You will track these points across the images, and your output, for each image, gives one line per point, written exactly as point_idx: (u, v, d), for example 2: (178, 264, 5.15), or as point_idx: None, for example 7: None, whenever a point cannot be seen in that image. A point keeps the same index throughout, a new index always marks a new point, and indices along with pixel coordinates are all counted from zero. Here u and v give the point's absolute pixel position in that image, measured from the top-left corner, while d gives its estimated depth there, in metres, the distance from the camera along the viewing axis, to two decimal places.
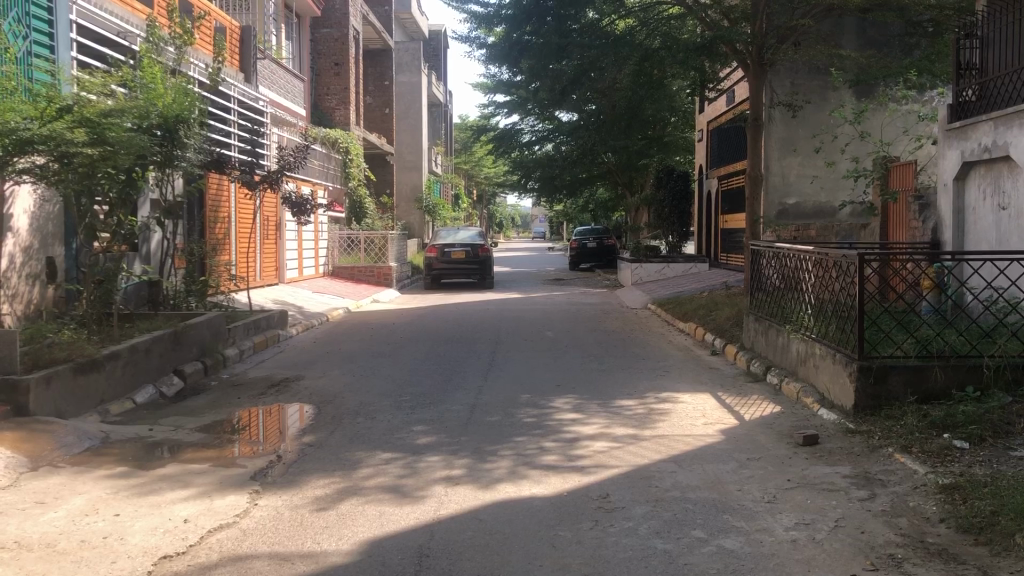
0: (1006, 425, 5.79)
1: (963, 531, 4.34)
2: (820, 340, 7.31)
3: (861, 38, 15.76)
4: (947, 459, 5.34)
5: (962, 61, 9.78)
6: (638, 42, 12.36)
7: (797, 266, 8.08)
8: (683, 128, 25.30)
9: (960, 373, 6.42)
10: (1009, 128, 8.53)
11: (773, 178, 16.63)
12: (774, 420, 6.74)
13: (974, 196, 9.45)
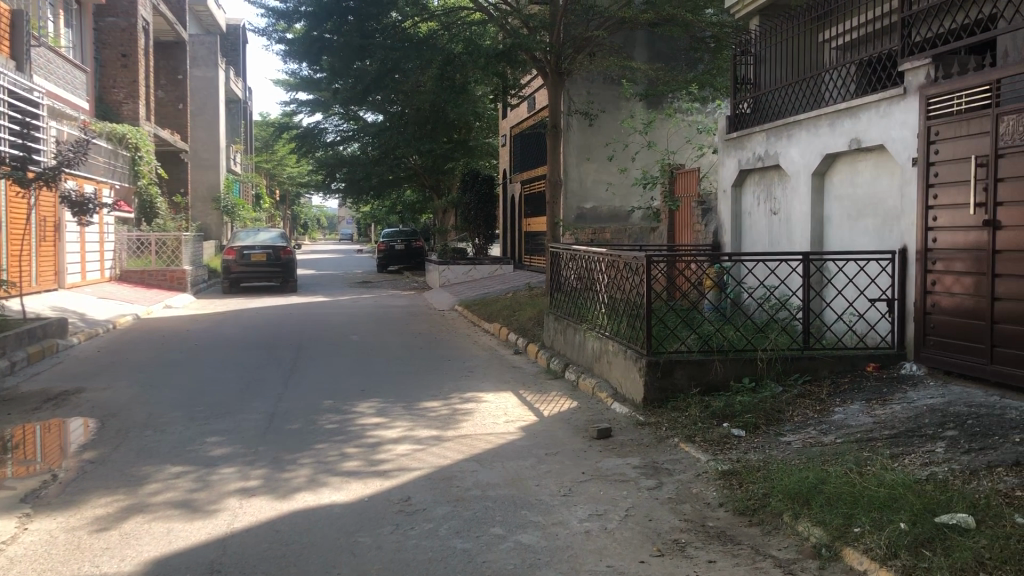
0: (778, 413, 6.27)
1: (739, 513, 4.67)
2: (613, 337, 7.66)
3: (651, 50, 16.60)
4: (726, 446, 5.72)
5: (739, 76, 10.44)
6: (440, 45, 12.47)
7: (592, 267, 8.40)
8: (487, 132, 25.76)
9: (737, 365, 6.90)
10: (779, 140, 9.27)
11: (572, 183, 17.25)
12: (571, 415, 6.98)
13: (750, 201, 10.21)
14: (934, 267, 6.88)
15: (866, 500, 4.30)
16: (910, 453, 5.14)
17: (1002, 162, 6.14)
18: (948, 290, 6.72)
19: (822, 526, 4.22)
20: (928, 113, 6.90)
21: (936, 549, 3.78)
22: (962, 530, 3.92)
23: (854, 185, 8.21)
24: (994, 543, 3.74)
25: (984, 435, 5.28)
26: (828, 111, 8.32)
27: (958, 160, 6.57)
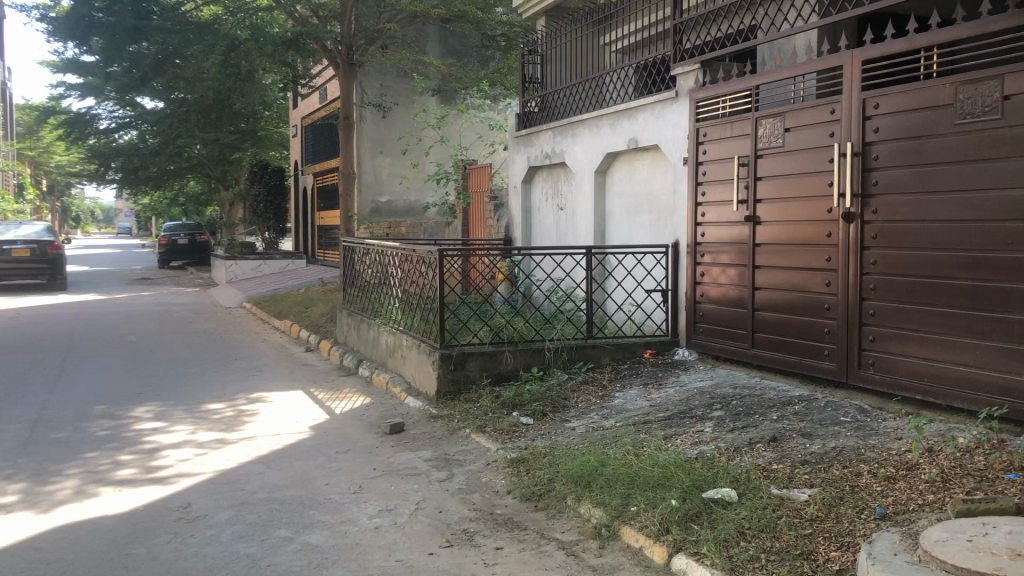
0: (564, 400, 6.51)
1: (525, 499, 4.80)
2: (406, 332, 7.66)
3: (443, 46, 16.72)
4: (515, 435, 5.86)
5: (527, 75, 10.71)
6: (223, 31, 11.93)
7: (384, 262, 8.36)
8: (277, 123, 24.98)
9: (526, 356, 7.10)
10: (565, 138, 9.61)
11: (365, 177, 17.06)
12: (363, 411, 6.91)
13: (539, 197, 10.53)
14: (703, 260, 7.38)
15: (641, 480, 4.56)
16: (682, 433, 5.50)
17: (761, 162, 6.68)
18: (715, 280, 7.23)
19: (602, 507, 4.42)
20: (697, 116, 7.38)
21: (703, 522, 4.06)
22: (725, 503, 4.24)
23: (632, 182, 8.65)
24: (753, 513, 4.07)
25: (746, 413, 5.74)
26: (609, 112, 8.70)
27: (723, 160, 7.08)
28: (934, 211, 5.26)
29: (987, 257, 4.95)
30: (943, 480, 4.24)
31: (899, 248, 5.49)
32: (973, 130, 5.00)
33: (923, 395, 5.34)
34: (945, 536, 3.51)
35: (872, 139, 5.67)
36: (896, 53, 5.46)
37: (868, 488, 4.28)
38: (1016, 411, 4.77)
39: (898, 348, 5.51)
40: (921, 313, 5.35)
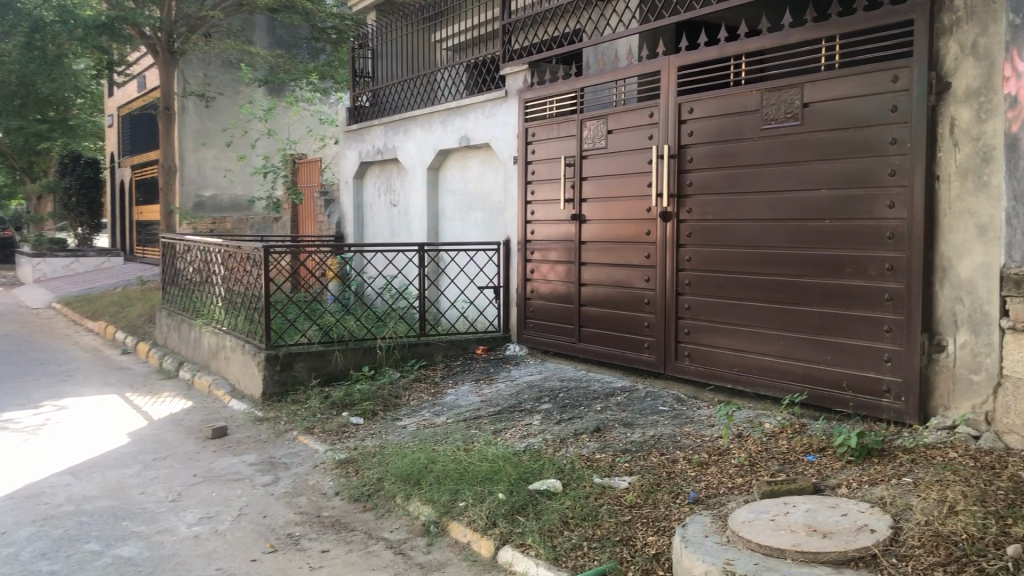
0: (395, 399, 6.48)
1: (353, 500, 4.74)
2: (230, 332, 7.40)
3: (271, 36, 16.24)
4: (344, 435, 5.77)
5: (358, 69, 10.57)
6: (27, 11, 11.12)
7: (207, 259, 8.04)
8: (91, 112, 23.51)
9: (356, 354, 7.01)
10: (396, 134, 9.56)
11: (189, 170, 16.33)
12: (184, 416, 6.61)
13: (371, 192, 10.44)
14: (532, 257, 7.52)
15: (470, 475, 4.60)
16: (510, 427, 5.59)
17: (585, 162, 6.87)
18: (544, 277, 7.39)
19: (431, 504, 4.43)
20: (525, 115, 7.51)
21: (528, 514, 4.14)
22: (550, 494, 4.34)
23: (464, 180, 8.72)
24: (577, 503, 4.19)
25: (573, 406, 5.90)
26: (440, 109, 8.72)
27: (551, 159, 7.24)
28: (742, 211, 5.58)
29: (789, 254, 5.31)
30: (750, 463, 4.52)
31: (712, 245, 5.80)
32: (776, 135, 5.34)
33: (734, 384, 5.67)
34: (751, 516, 3.74)
35: (687, 142, 5.95)
36: (709, 60, 5.75)
37: (683, 474, 4.50)
38: (815, 396, 5.16)
39: (711, 339, 5.82)
40: (732, 306, 5.67)
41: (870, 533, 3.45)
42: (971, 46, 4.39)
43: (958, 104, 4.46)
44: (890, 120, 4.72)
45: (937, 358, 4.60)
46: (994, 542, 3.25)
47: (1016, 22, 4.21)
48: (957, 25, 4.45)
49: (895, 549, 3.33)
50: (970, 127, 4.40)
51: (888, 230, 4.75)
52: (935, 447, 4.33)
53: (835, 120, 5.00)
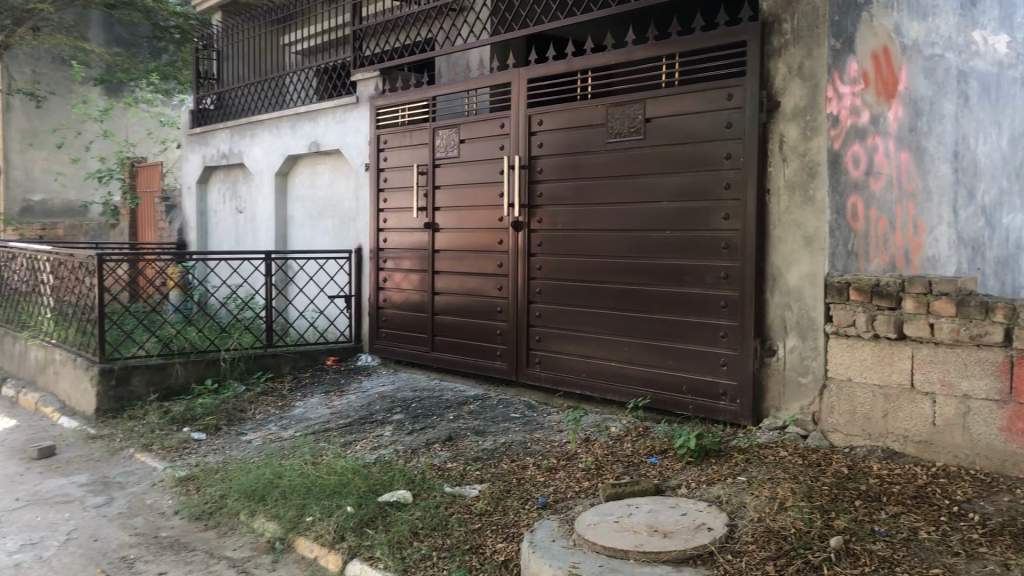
0: (240, 413, 6.26)
1: (194, 519, 4.55)
2: (61, 345, 6.96)
3: (108, 33, 15.43)
4: (185, 452, 5.53)
5: (202, 71, 10.20)
6: None
7: (35, 268, 7.54)
8: None
9: (199, 367, 6.74)
10: (242, 138, 9.28)
11: (14, 172, 15.26)
12: (7, 435, 6.16)
13: (215, 198, 10.09)
14: (385, 265, 7.45)
15: (318, 489, 4.50)
16: (360, 439, 5.51)
17: (437, 171, 6.88)
18: (397, 286, 7.33)
19: (276, 520, 4.30)
20: (377, 122, 7.45)
21: (377, 526, 4.08)
22: (400, 506, 4.30)
23: (313, 187, 8.56)
24: (426, 513, 4.17)
25: (424, 415, 5.87)
26: (288, 114, 8.53)
27: (403, 167, 7.20)
28: (589, 221, 5.72)
29: (633, 263, 5.47)
30: (597, 467, 4.62)
31: (561, 254, 5.91)
32: (621, 148, 5.51)
33: (582, 390, 5.79)
34: (596, 519, 3.82)
35: (537, 153, 6.05)
36: (557, 73, 5.87)
37: (532, 480, 4.56)
38: (658, 400, 5.34)
39: (560, 346, 5.93)
40: (580, 314, 5.80)
41: (707, 531, 3.59)
42: (798, 68, 4.68)
43: (787, 122, 4.73)
44: (726, 136, 4.95)
45: (769, 362, 4.86)
46: (818, 534, 3.46)
47: (837, 47, 4.58)
48: (786, 47, 4.73)
49: (730, 546, 3.48)
50: (798, 144, 4.69)
51: (724, 240, 4.98)
52: (767, 446, 4.57)
53: (675, 135, 5.20)
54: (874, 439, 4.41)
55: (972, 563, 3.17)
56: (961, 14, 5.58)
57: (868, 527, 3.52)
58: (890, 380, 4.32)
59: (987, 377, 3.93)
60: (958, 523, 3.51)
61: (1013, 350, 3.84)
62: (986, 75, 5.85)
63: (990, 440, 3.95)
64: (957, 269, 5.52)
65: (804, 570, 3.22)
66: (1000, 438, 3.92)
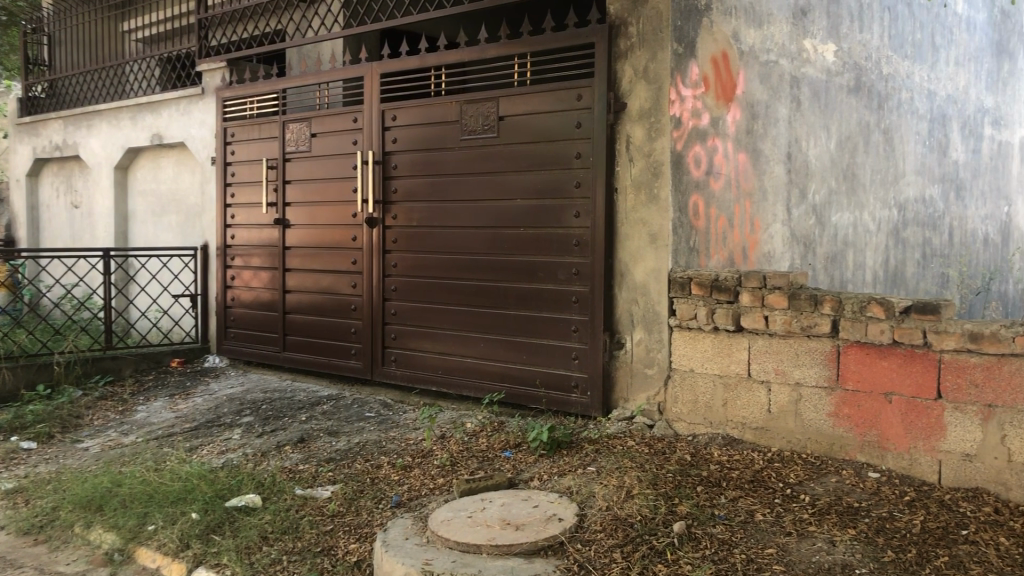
0: (75, 419, 5.92)
1: (23, 533, 4.26)
2: None
3: None
4: (13, 462, 5.18)
5: (31, 56, 9.56)
6: None
7: None
8: None
9: (29, 372, 6.32)
10: (77, 129, 8.77)
11: None
12: None
13: (48, 193, 9.52)
14: (233, 263, 7.21)
15: (160, 496, 4.31)
16: (207, 443, 5.31)
17: (288, 166, 6.71)
18: (246, 284, 7.11)
19: (114, 531, 4.09)
20: (223, 115, 7.19)
21: (224, 532, 3.94)
22: (248, 510, 4.17)
23: (156, 181, 8.22)
24: (276, 517, 4.07)
25: (275, 417, 5.72)
26: (127, 104, 8.12)
27: (252, 162, 6.99)
28: (444, 218, 5.72)
29: (487, 259, 5.52)
30: (451, 463, 4.63)
31: (416, 251, 5.89)
32: (474, 146, 5.54)
33: (437, 386, 5.79)
34: (450, 515, 3.83)
35: (391, 149, 6.00)
36: (410, 69, 5.83)
37: (386, 479, 4.52)
38: (512, 395, 5.40)
39: (415, 344, 5.91)
40: (436, 311, 5.79)
41: (558, 522, 3.66)
42: (642, 70, 4.83)
43: (633, 123, 4.88)
44: (575, 135, 5.05)
45: (618, 354, 5.00)
46: (663, 521, 3.59)
47: (678, 51, 4.79)
48: (631, 50, 4.88)
49: (580, 535, 3.56)
50: (643, 145, 4.84)
51: (575, 238, 5.09)
52: (616, 437, 4.70)
53: (527, 133, 5.27)
54: (715, 427, 4.61)
55: (803, 541, 3.37)
56: (794, 23, 5.91)
57: (709, 511, 3.68)
58: (729, 370, 4.53)
59: (816, 366, 4.18)
60: (791, 504, 3.72)
61: (840, 340, 4.09)
62: (817, 81, 6.23)
63: (819, 425, 4.21)
64: (791, 264, 6.00)
65: (650, 555, 3.34)
66: (828, 423, 4.17)
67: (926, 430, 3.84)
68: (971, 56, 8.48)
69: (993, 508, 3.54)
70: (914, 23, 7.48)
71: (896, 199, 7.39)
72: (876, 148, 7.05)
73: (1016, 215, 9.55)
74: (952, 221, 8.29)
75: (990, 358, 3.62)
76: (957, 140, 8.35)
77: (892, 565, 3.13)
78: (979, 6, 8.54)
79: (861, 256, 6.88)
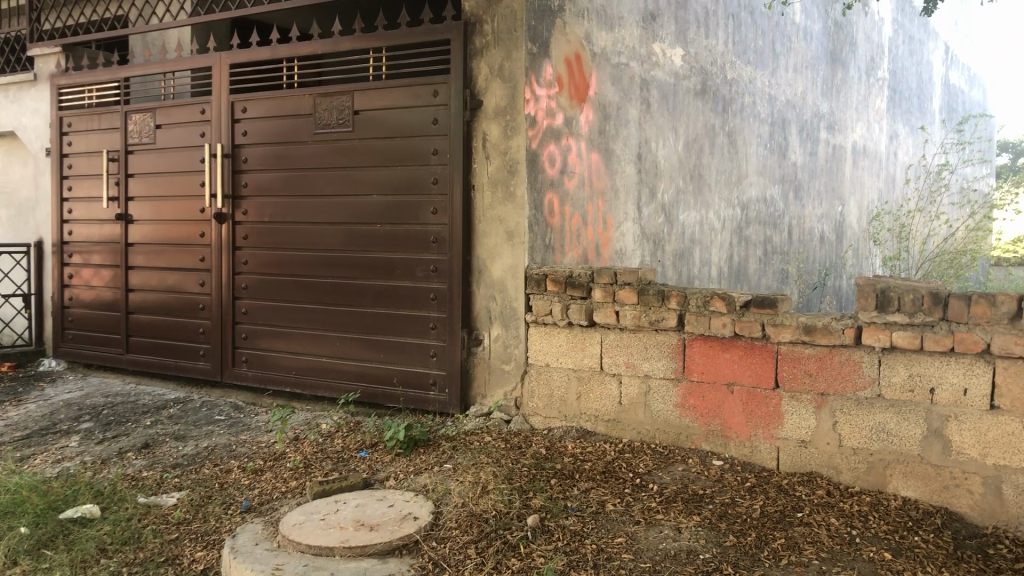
0: None
1: None
2: None
3: None
4: None
5: None
6: None
7: None
8: None
9: None
10: None
11: None
12: None
13: None
14: (71, 260, 6.80)
15: None
16: (40, 452, 4.99)
17: (130, 159, 6.39)
18: (86, 282, 6.73)
19: None
20: (58, 103, 6.78)
21: (58, 547, 3.72)
22: (85, 522, 3.94)
23: None
24: (116, 527, 3.87)
25: (117, 423, 5.44)
26: None
27: (91, 153, 6.62)
28: (298, 214, 5.58)
29: (343, 256, 5.42)
30: (305, 465, 4.53)
31: (268, 248, 5.72)
32: (329, 141, 5.43)
33: (292, 387, 5.65)
34: (302, 518, 3.74)
35: (241, 142, 5.80)
36: (261, 60, 5.66)
37: (236, 484, 4.37)
38: (369, 394, 5.34)
39: (268, 343, 5.74)
40: (289, 310, 5.65)
41: (413, 521, 3.64)
42: (497, 69, 4.86)
43: (489, 121, 4.90)
44: (432, 131, 5.03)
45: (475, 351, 5.02)
46: (517, 514, 3.62)
47: (533, 50, 4.84)
48: (487, 48, 4.89)
49: (435, 533, 3.55)
50: (499, 142, 4.87)
51: (432, 235, 5.07)
52: (473, 433, 4.72)
53: (384, 128, 5.21)
54: (570, 420, 4.70)
55: (651, 529, 3.48)
56: (643, 26, 6.07)
57: (562, 503, 3.74)
58: (583, 364, 4.63)
59: (663, 358, 4.32)
60: (640, 494, 3.83)
61: (686, 333, 4.24)
62: (665, 84, 6.44)
63: (667, 416, 4.35)
64: (641, 261, 6.21)
65: (503, 549, 3.36)
66: (675, 413, 4.32)
67: (764, 419, 4.04)
68: (808, 63, 8.97)
69: (825, 491, 3.76)
70: (756, 31, 7.83)
71: (740, 199, 7.74)
72: (721, 149, 7.36)
73: (849, 214, 10.19)
74: (791, 220, 8.76)
75: (822, 348, 3.84)
76: (795, 143, 8.83)
77: (733, 549, 3.27)
78: (815, 17, 9.04)
79: (706, 253, 7.17)
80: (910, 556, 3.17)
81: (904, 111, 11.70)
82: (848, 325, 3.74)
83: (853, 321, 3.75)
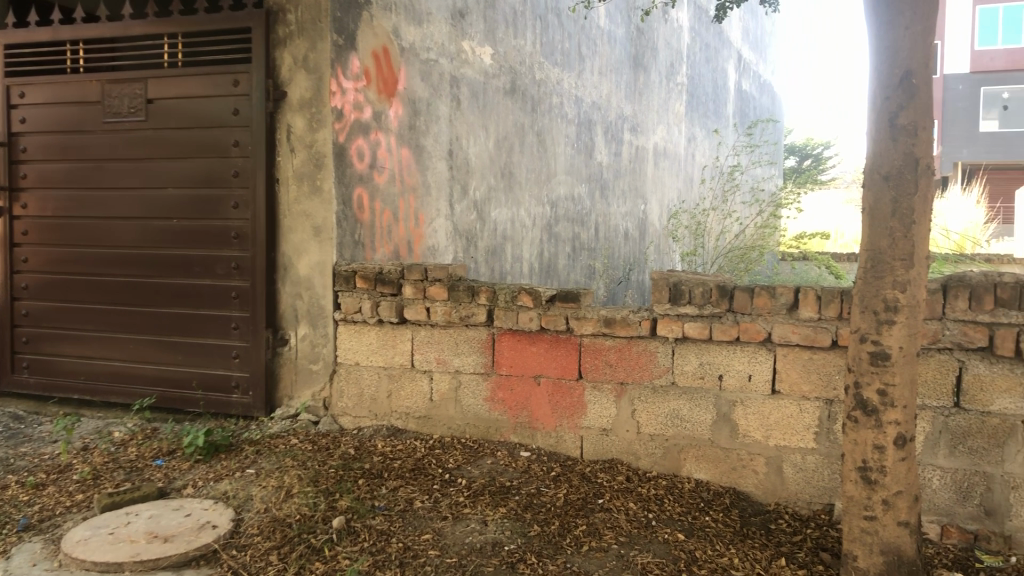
0: None
1: None
2: None
3: None
4: None
5: None
6: None
7: None
8: None
9: None
10: None
11: None
12: None
13: None
14: None
15: None
16: None
17: None
18: None
19: None
20: None
21: None
22: None
23: None
24: None
25: None
26: None
27: None
28: (86, 208, 5.21)
29: (136, 253, 5.10)
30: (93, 477, 4.23)
31: (51, 245, 5.30)
32: (120, 130, 5.10)
33: (81, 394, 5.27)
34: (87, 533, 3.48)
35: (19, 130, 5.34)
36: (42, 42, 5.22)
37: (12, 500, 4.01)
38: (167, 398, 5.06)
39: (53, 347, 5.32)
40: (76, 311, 5.26)
41: (211, 530, 3.47)
42: (302, 59, 4.73)
43: (293, 113, 4.76)
44: (233, 122, 4.82)
45: (282, 351, 4.86)
46: (322, 517, 3.53)
47: (338, 42, 4.75)
48: (290, 38, 4.74)
49: (235, 541, 3.40)
50: (304, 135, 4.74)
51: (234, 230, 4.86)
52: (279, 435, 4.57)
53: (180, 118, 4.94)
54: (380, 419, 4.65)
55: (458, 524, 3.48)
56: (452, 24, 6.08)
57: (369, 504, 3.68)
58: (393, 361, 4.57)
59: (473, 354, 4.35)
60: (448, 489, 3.83)
61: (494, 328, 4.27)
62: (475, 82, 6.47)
63: (476, 411, 4.38)
64: (453, 257, 6.23)
65: (306, 554, 3.26)
66: (484, 407, 4.36)
67: (569, 409, 4.14)
68: (612, 67, 9.31)
69: (625, 477, 3.90)
70: (562, 33, 8.05)
71: (548, 197, 7.92)
72: (530, 148, 7.50)
73: (651, 212, 10.67)
74: (597, 217, 9.07)
75: (621, 341, 3.97)
76: (600, 144, 9.13)
77: (538, 539, 3.33)
78: (618, 22, 9.39)
79: (517, 249, 7.29)
80: (701, 535, 3.34)
81: (701, 115, 12.38)
82: (644, 317, 3.89)
83: (648, 313, 3.91)
